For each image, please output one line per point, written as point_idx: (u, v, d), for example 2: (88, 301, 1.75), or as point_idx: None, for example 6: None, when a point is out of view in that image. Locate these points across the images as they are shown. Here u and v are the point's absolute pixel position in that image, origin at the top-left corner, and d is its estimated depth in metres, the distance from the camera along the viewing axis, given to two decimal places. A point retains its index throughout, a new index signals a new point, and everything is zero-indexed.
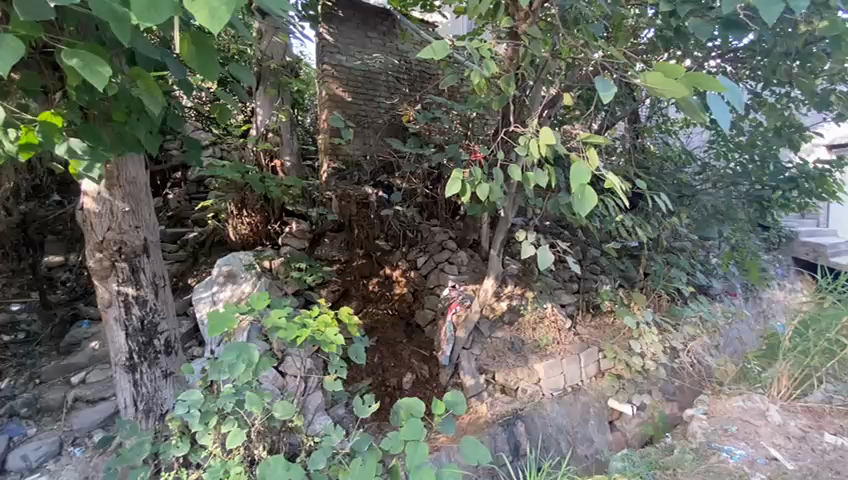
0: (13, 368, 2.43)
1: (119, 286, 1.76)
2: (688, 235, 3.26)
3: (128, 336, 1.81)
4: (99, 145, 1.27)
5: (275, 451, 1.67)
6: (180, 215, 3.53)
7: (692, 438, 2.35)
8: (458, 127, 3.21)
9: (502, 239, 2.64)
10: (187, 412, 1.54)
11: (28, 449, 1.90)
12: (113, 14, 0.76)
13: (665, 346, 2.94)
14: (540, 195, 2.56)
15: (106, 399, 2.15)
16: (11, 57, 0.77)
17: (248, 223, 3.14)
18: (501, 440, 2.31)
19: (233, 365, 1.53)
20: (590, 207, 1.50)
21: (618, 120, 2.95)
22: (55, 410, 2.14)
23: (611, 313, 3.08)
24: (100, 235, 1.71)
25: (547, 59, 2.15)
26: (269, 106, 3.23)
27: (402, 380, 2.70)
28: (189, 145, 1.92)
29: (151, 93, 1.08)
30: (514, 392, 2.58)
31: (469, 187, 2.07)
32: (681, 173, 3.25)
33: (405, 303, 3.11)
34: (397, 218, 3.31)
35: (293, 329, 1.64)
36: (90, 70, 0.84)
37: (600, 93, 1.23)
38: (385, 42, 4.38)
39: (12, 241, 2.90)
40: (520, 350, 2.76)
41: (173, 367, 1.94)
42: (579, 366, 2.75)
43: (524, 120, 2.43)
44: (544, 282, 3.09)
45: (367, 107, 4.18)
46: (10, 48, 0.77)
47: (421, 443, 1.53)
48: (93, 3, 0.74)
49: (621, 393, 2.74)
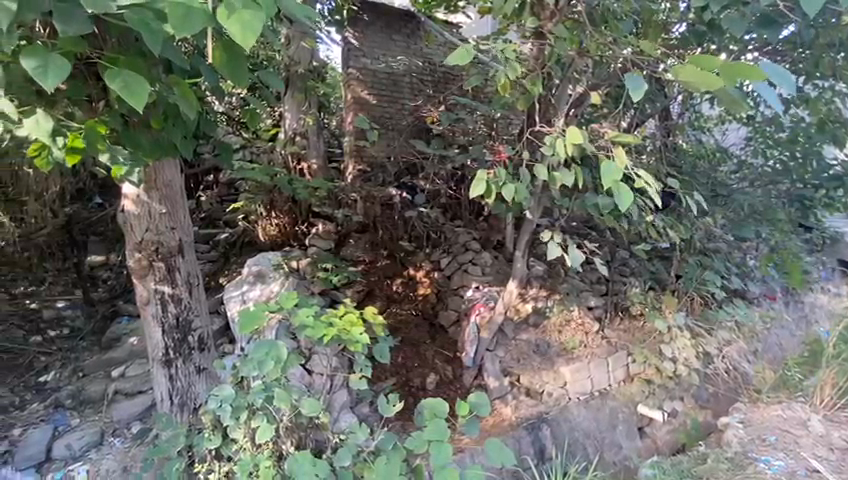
0: (58, 362, 2.60)
1: (156, 285, 1.85)
2: (724, 236, 3.12)
3: (164, 332, 1.90)
4: (138, 150, 1.33)
5: (302, 447, 1.70)
6: (212, 216, 3.65)
7: (727, 447, 2.25)
8: (482, 127, 3.17)
9: (527, 240, 2.65)
10: (219, 406, 1.60)
11: (71, 439, 2.01)
12: (149, 28, 0.81)
13: (698, 350, 2.85)
14: (567, 195, 2.51)
15: (144, 392, 2.24)
16: (61, 71, 0.83)
17: (276, 224, 3.25)
18: (525, 443, 2.29)
19: (262, 362, 1.58)
20: (629, 199, 1.52)
21: (648, 117, 2.87)
22: (96, 402, 2.25)
23: (641, 317, 2.96)
24: (139, 235, 1.80)
25: (574, 57, 2.11)
26: (296, 110, 3.32)
27: (426, 380, 2.68)
28: (221, 148, 1.99)
29: (187, 100, 1.12)
30: (540, 395, 2.56)
31: (494, 188, 2.05)
32: (717, 172, 3.13)
33: (428, 303, 3.11)
34: (421, 219, 3.36)
35: (320, 327, 1.70)
36: (134, 84, 0.89)
37: (630, 93, 1.27)
38: (409, 44, 4.41)
39: (58, 241, 3.08)
40: (546, 353, 2.74)
41: (206, 363, 2.02)
42: (607, 370, 2.69)
43: (550, 119, 2.39)
44: (571, 284, 3.03)
45: (391, 109, 4.21)
46: (59, 63, 0.83)
47: (445, 444, 1.55)
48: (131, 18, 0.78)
49: (652, 398, 2.66)
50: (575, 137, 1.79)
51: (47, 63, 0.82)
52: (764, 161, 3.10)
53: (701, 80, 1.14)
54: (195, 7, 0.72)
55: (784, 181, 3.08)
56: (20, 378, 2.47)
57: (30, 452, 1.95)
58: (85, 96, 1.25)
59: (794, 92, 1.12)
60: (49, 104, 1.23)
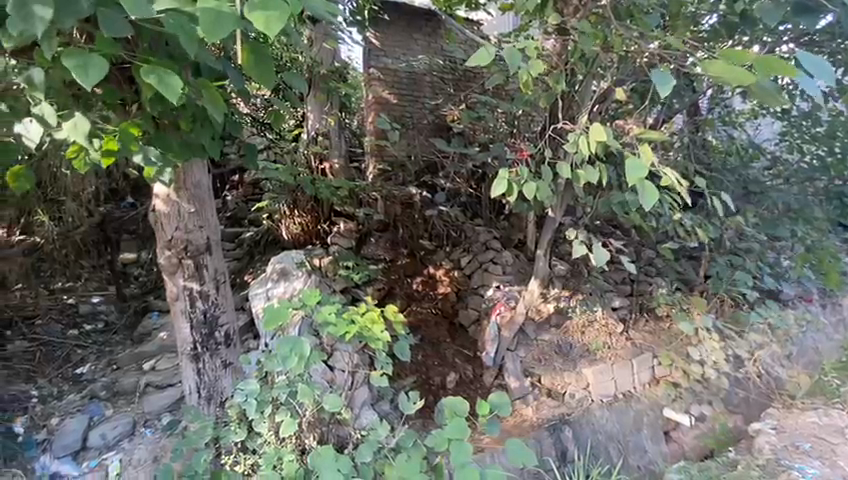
0: (93, 355, 2.68)
1: (185, 282, 1.91)
2: (756, 235, 3.02)
3: (192, 328, 1.96)
4: (168, 151, 1.37)
5: (324, 442, 1.73)
6: (238, 216, 3.72)
7: (759, 453, 2.18)
8: (503, 125, 3.13)
9: (549, 238, 2.60)
10: (245, 399, 1.64)
11: (106, 429, 2.09)
12: (184, 30, 0.83)
13: (728, 353, 2.76)
14: (591, 193, 2.47)
15: (173, 385, 2.34)
16: (99, 72, 0.86)
17: (299, 223, 3.24)
18: (547, 445, 2.26)
19: (286, 358, 1.62)
20: (654, 198, 1.47)
21: (676, 113, 2.79)
22: (128, 394, 2.34)
23: (668, 318, 2.93)
24: (169, 234, 1.86)
25: (599, 53, 2.06)
26: (319, 110, 3.42)
27: (446, 379, 2.68)
28: (247, 149, 2.04)
29: (215, 103, 1.15)
30: (562, 397, 2.53)
31: (516, 187, 2.03)
32: (748, 169, 3.03)
33: (448, 302, 3.15)
34: (441, 219, 3.42)
35: (342, 324, 1.73)
36: (164, 85, 0.91)
37: (657, 89, 1.22)
38: (429, 43, 4.44)
39: (93, 238, 3.21)
40: (568, 354, 2.70)
41: (232, 358, 2.08)
42: (632, 372, 2.63)
43: (573, 117, 2.37)
44: (595, 284, 2.96)
45: (413, 107, 4.18)
46: (98, 65, 0.86)
47: (465, 442, 1.55)
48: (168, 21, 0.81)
49: (678, 402, 2.58)
50: (599, 134, 1.75)
51: (84, 64, 0.85)
52: (800, 157, 3.04)
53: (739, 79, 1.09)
54: (224, 11, 0.73)
55: (821, 178, 3.01)
56: (58, 370, 2.55)
57: (67, 441, 2.03)
58: (120, 99, 1.31)
59: (832, 83, 1.06)
60: (85, 107, 1.28)
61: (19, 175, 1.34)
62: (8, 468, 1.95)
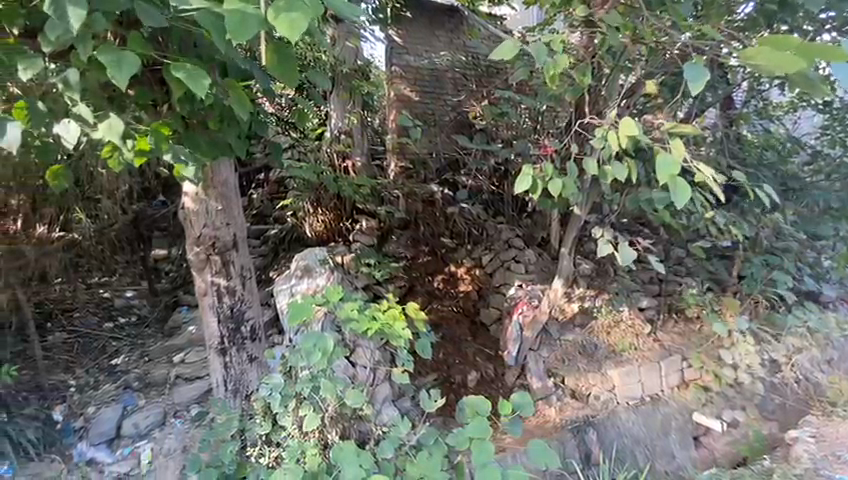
0: (127, 347, 2.77)
1: (213, 277, 1.96)
2: (795, 234, 2.89)
3: (220, 322, 2.01)
4: (197, 151, 1.40)
5: (346, 437, 1.75)
6: (263, 214, 3.63)
7: (797, 463, 2.10)
8: (527, 121, 3.08)
9: (574, 237, 2.56)
10: (270, 393, 1.69)
11: (139, 418, 2.17)
12: (213, 26, 0.86)
13: (763, 358, 2.65)
14: (619, 190, 2.41)
15: (202, 378, 2.41)
16: (132, 69, 0.92)
17: (323, 221, 3.28)
18: (571, 447, 2.23)
19: (310, 352, 1.64)
20: (686, 197, 1.38)
21: (708, 106, 2.69)
22: (160, 385, 2.41)
23: (698, 319, 2.84)
24: (198, 230, 1.91)
25: (628, 45, 2.00)
26: (342, 109, 3.46)
27: (467, 377, 2.67)
28: (272, 148, 2.07)
29: (240, 101, 1.16)
30: (586, 398, 2.47)
31: (540, 184, 1.99)
32: (786, 163, 2.89)
33: (470, 301, 3.16)
34: (462, 216, 3.43)
35: (364, 321, 1.74)
36: (193, 81, 0.96)
37: (688, 83, 1.20)
38: (452, 39, 4.43)
39: (126, 235, 3.30)
40: (593, 354, 2.63)
41: (258, 353, 2.12)
42: (660, 375, 2.56)
43: (600, 111, 2.32)
44: (621, 283, 2.89)
45: (433, 105, 4.16)
46: (131, 63, 0.91)
47: (487, 442, 1.54)
48: (199, 18, 0.84)
49: (708, 407, 2.50)
50: (628, 128, 1.69)
51: (117, 60, 0.91)
52: (843, 151, 2.86)
53: (784, 64, 1.03)
54: (249, 12, 0.75)
55: None
56: (94, 361, 2.66)
57: (103, 429, 2.13)
58: (151, 100, 1.34)
59: None
60: (119, 108, 1.32)
61: (59, 173, 1.40)
62: (48, 454, 2.06)
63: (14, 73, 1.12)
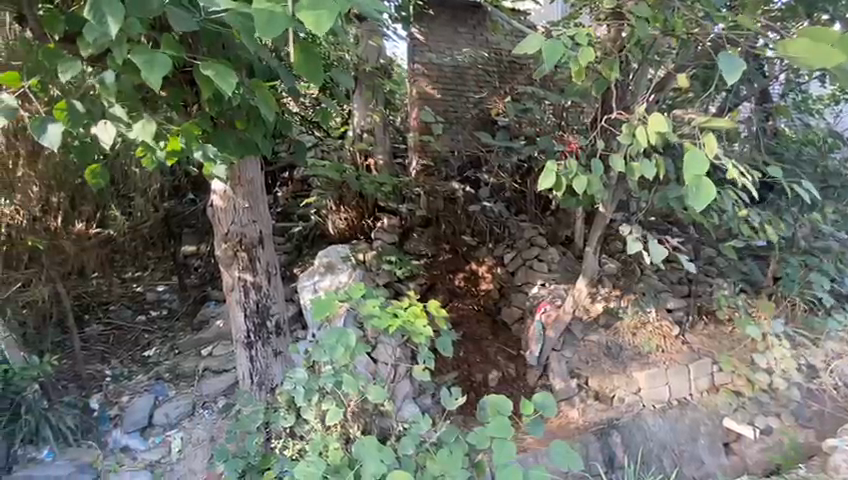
0: (158, 339, 2.88)
1: (240, 273, 2.02)
2: (835, 233, 2.79)
3: (246, 317, 2.07)
4: (225, 150, 1.44)
5: (368, 432, 1.77)
6: (288, 211, 3.56)
7: (835, 474, 1.99)
8: (551, 117, 3.05)
9: (599, 236, 2.51)
10: (294, 387, 1.73)
11: (169, 408, 2.27)
12: (243, 25, 0.88)
13: (799, 362, 2.56)
14: (647, 187, 2.34)
15: (229, 370, 2.48)
16: (166, 69, 0.95)
17: (345, 219, 3.32)
18: (594, 449, 2.19)
19: (333, 347, 1.67)
20: (706, 201, 1.36)
21: (742, 100, 2.59)
22: (189, 377, 2.50)
23: (730, 322, 2.76)
24: (226, 227, 1.97)
25: (658, 36, 1.93)
26: (364, 107, 3.48)
27: (488, 376, 2.64)
28: (297, 147, 2.12)
29: (266, 101, 1.19)
30: (610, 400, 2.44)
31: (565, 181, 1.96)
32: (828, 159, 2.76)
33: (491, 299, 3.12)
34: (484, 214, 3.39)
35: (385, 317, 1.76)
36: (222, 79, 0.99)
37: (724, 74, 1.20)
38: (475, 36, 4.34)
39: (158, 232, 3.26)
40: (619, 356, 2.57)
41: (282, 347, 2.16)
42: (688, 378, 2.50)
43: (627, 106, 2.25)
44: (648, 283, 2.81)
45: (457, 102, 4.13)
46: (165, 63, 0.95)
47: (508, 443, 1.53)
48: (229, 18, 0.87)
49: (739, 412, 2.42)
50: (658, 123, 1.65)
51: (151, 61, 0.94)
52: None
53: (810, 54, 1.01)
54: (276, 12, 0.76)
55: None
56: (128, 352, 2.78)
57: (136, 418, 2.22)
58: (182, 100, 1.38)
59: None
60: (152, 109, 1.36)
61: (97, 172, 1.47)
62: (85, 440, 2.15)
63: (54, 75, 1.16)
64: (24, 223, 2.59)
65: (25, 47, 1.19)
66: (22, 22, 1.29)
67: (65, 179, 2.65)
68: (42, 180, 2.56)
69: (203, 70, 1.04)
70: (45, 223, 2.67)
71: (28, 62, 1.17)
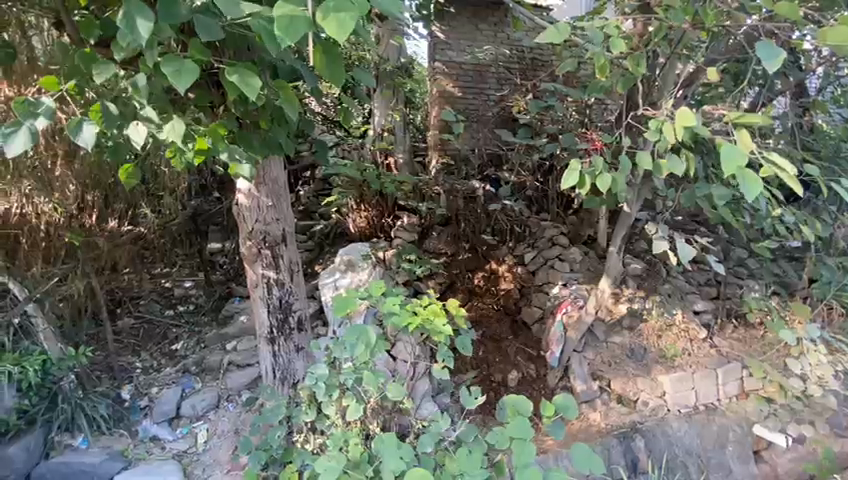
0: (186, 333, 2.96)
1: (264, 270, 2.06)
2: None
3: (269, 312, 2.11)
4: (250, 150, 1.47)
5: (387, 429, 1.80)
6: (309, 209, 3.61)
7: None
8: (574, 115, 3.07)
9: (623, 235, 2.46)
10: (315, 383, 1.73)
11: (196, 400, 2.36)
12: (263, 32, 0.91)
13: (836, 369, 2.46)
14: (674, 186, 2.28)
15: (252, 365, 2.56)
16: (193, 74, 0.98)
17: (366, 217, 3.29)
18: (616, 453, 2.16)
19: (354, 344, 1.68)
20: (756, 191, 1.31)
21: (776, 95, 2.49)
22: (214, 370, 2.58)
23: (762, 326, 2.70)
24: (250, 225, 2.02)
25: (688, 30, 1.87)
26: (385, 106, 3.47)
27: (508, 376, 2.63)
28: (319, 145, 2.15)
29: (289, 101, 1.21)
30: (634, 404, 2.38)
31: (589, 179, 1.92)
32: None
33: (511, 299, 3.05)
34: (505, 213, 3.34)
35: (405, 315, 1.77)
36: (246, 85, 1.02)
37: (763, 63, 1.16)
38: (496, 32, 4.30)
39: (185, 230, 3.28)
40: (643, 359, 2.51)
41: (304, 343, 2.21)
42: (716, 383, 2.44)
43: (654, 102, 2.20)
44: (674, 285, 2.77)
45: (476, 100, 4.15)
46: (192, 69, 0.98)
47: (528, 443, 1.51)
48: (250, 26, 0.89)
49: (769, 420, 2.34)
50: (686, 118, 1.58)
51: (179, 68, 0.98)
52: None
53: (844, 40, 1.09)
54: (298, 16, 0.78)
55: None
56: (157, 346, 2.87)
57: (165, 408, 2.30)
58: (210, 102, 1.42)
59: None
60: (181, 111, 1.41)
61: (129, 172, 1.52)
62: (117, 429, 2.22)
63: (90, 78, 1.21)
64: (61, 221, 2.51)
65: (63, 52, 1.24)
66: (59, 27, 1.34)
67: (98, 177, 2.58)
68: (78, 178, 2.49)
69: (227, 75, 1.06)
70: (81, 221, 2.59)
71: (65, 66, 1.22)
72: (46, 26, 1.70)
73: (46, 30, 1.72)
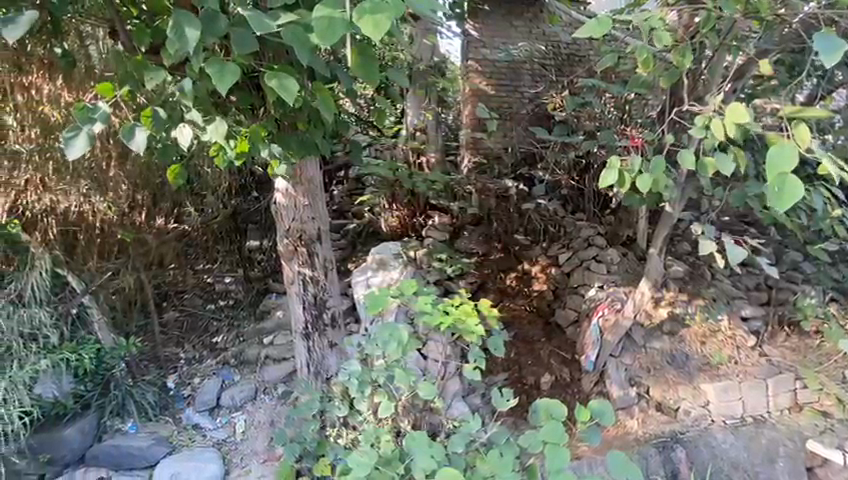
0: (226, 327, 3.03)
1: (300, 268, 2.11)
2: None
3: (305, 309, 2.16)
4: (289, 150, 1.52)
5: (418, 426, 1.83)
6: (342, 209, 3.59)
7: None
8: (612, 110, 2.98)
9: (665, 235, 2.34)
10: (348, 379, 1.74)
11: (235, 392, 2.51)
12: (301, 38, 0.93)
13: None
14: (722, 184, 2.17)
15: (288, 359, 2.70)
16: (234, 77, 1.02)
17: (397, 216, 3.34)
18: (655, 463, 2.08)
19: (386, 342, 1.69)
20: (789, 201, 1.11)
21: (838, 87, 2.31)
22: (252, 363, 2.71)
23: (818, 335, 2.53)
24: (288, 223, 2.08)
25: (737, 21, 1.78)
26: (417, 106, 3.53)
27: (541, 379, 2.58)
28: (354, 145, 2.19)
29: (326, 103, 1.23)
30: (674, 413, 2.28)
31: (629, 177, 1.85)
32: None
33: (544, 300, 3.05)
34: (538, 212, 3.33)
35: (437, 314, 1.76)
36: (283, 88, 1.04)
37: (821, 57, 1.09)
38: (531, 29, 4.23)
39: (226, 228, 3.22)
40: (685, 365, 2.39)
41: (337, 340, 2.25)
42: (766, 394, 2.31)
43: (699, 96, 2.10)
44: (719, 289, 2.64)
45: (510, 98, 4.10)
46: (233, 72, 1.02)
47: (562, 448, 1.47)
48: (287, 33, 0.92)
49: (825, 435, 2.17)
50: (738, 115, 1.50)
51: (221, 71, 1.01)
52: None
53: None
54: (336, 17, 0.80)
55: None
56: (199, 338, 2.95)
57: (206, 398, 2.45)
58: (250, 104, 1.46)
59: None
60: (224, 113, 1.47)
61: (177, 172, 1.60)
62: (163, 416, 2.36)
63: (140, 84, 1.27)
64: (114, 219, 2.66)
65: (117, 59, 1.30)
66: (114, 37, 1.43)
67: (148, 177, 2.72)
68: (129, 178, 2.65)
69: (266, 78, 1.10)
70: (132, 218, 2.74)
71: (119, 72, 1.28)
72: (101, 35, 1.80)
73: (101, 38, 1.83)
